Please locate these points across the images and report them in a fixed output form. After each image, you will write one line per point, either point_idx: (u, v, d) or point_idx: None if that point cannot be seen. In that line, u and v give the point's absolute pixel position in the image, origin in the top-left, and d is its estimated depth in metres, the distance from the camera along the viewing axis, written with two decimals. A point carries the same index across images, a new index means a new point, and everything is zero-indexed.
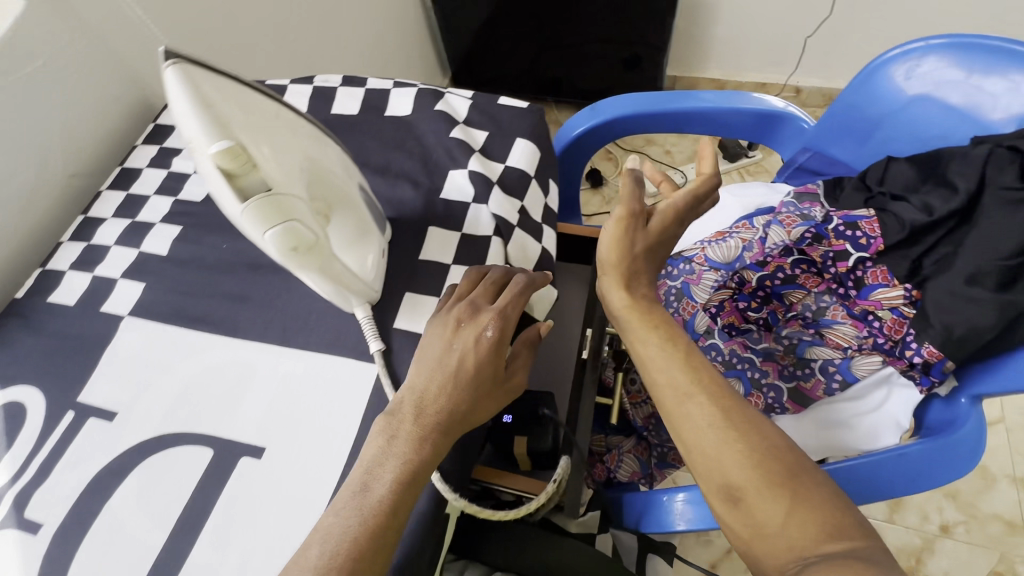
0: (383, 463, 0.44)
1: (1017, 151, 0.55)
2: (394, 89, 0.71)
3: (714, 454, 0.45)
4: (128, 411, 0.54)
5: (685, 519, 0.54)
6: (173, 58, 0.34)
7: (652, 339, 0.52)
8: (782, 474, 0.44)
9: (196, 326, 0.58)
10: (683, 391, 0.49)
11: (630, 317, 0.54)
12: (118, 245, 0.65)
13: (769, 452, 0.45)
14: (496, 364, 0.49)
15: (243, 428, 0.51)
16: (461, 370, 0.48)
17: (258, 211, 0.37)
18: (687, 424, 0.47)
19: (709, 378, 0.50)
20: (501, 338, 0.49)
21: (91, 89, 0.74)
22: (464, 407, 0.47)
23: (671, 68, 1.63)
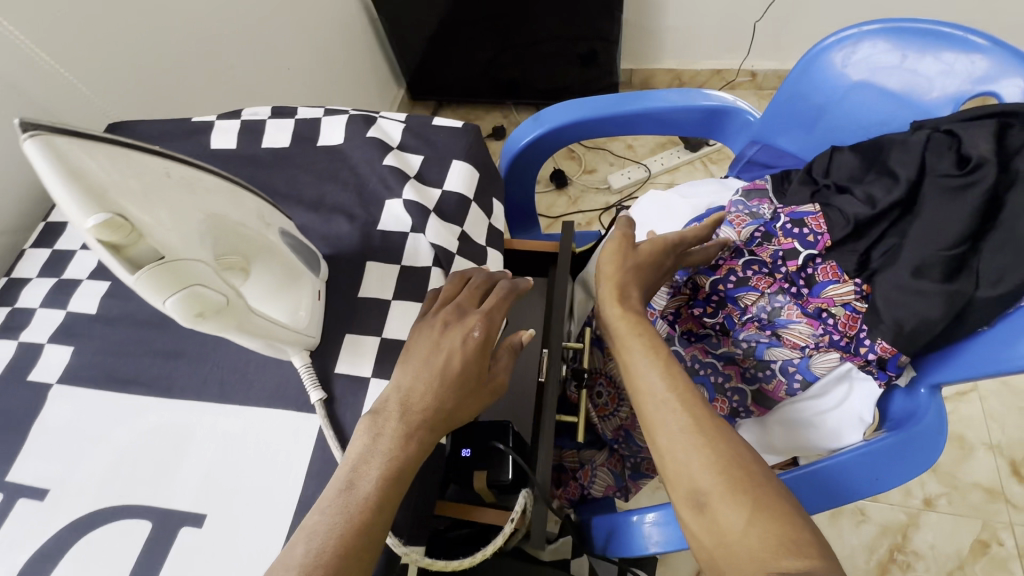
0: (370, 460, 0.43)
1: (954, 137, 0.54)
2: (324, 117, 0.68)
3: (682, 460, 0.42)
4: (60, 487, 0.50)
5: (656, 541, 0.52)
6: (33, 131, 0.32)
7: (637, 345, 0.49)
8: (750, 482, 0.40)
9: (129, 388, 0.55)
10: (659, 396, 0.45)
11: (619, 324, 0.52)
12: (43, 307, 0.62)
13: (737, 458, 0.41)
14: (480, 364, 0.49)
15: (182, 494, 0.49)
16: (447, 371, 0.47)
17: (153, 281, 0.35)
18: (660, 430, 0.44)
19: (685, 383, 0.46)
20: (487, 338, 0.49)
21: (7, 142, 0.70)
22: (450, 406, 0.47)
23: (625, 61, 1.62)
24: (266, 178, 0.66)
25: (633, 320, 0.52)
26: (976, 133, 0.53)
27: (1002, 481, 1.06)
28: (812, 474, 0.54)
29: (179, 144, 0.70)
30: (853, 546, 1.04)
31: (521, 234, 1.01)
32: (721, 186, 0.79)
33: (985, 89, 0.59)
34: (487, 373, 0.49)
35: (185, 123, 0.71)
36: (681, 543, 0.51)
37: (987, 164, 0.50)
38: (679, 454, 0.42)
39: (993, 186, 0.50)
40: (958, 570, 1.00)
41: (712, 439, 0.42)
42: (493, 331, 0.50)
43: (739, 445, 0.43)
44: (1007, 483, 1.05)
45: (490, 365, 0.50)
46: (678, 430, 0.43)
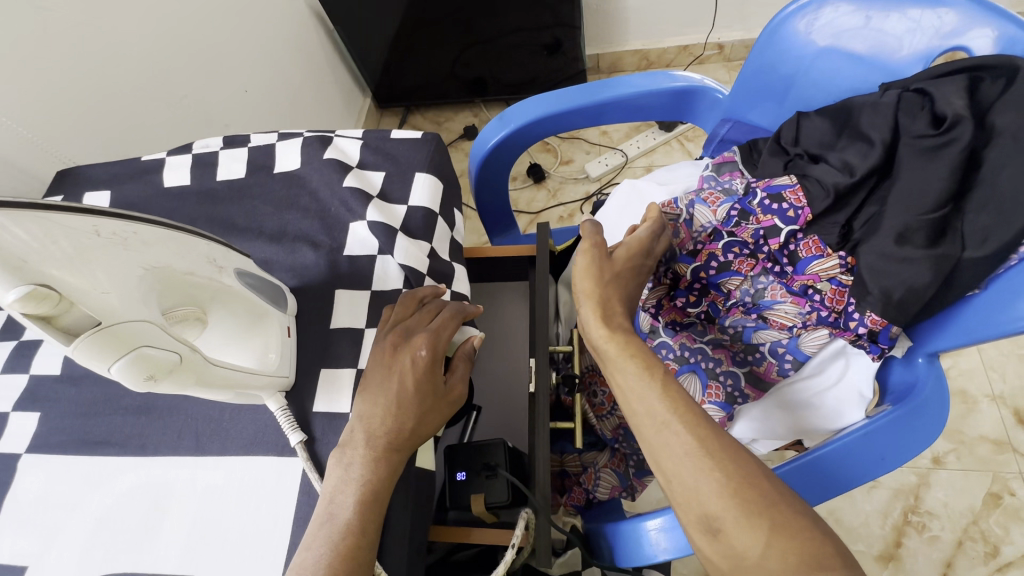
0: (345, 489, 0.42)
1: (926, 95, 0.52)
2: (278, 142, 0.65)
3: (690, 484, 0.40)
4: (38, 563, 0.48)
5: (664, 548, 0.51)
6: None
7: (630, 367, 0.47)
8: (763, 499, 0.39)
9: (102, 451, 0.53)
10: (660, 419, 0.43)
11: (608, 347, 0.50)
12: (5, 373, 0.59)
13: (748, 478, 0.40)
14: (431, 381, 0.48)
15: (166, 557, 0.46)
16: (403, 394, 0.46)
17: (93, 349, 0.33)
18: (664, 455, 0.42)
19: (687, 405, 0.44)
20: (433, 355, 0.48)
21: None
22: (414, 428, 0.46)
23: (591, 47, 1.59)
24: (225, 212, 0.63)
25: (621, 343, 0.49)
26: (949, 89, 0.50)
27: (1008, 431, 1.05)
28: (818, 458, 0.52)
29: (131, 185, 0.67)
30: (866, 512, 1.03)
31: (500, 237, 0.99)
32: (697, 168, 0.78)
33: (955, 43, 0.56)
34: (439, 389, 0.48)
35: (134, 163, 0.68)
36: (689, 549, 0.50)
37: (963, 121, 0.48)
38: (683, 476, 0.41)
39: (970, 145, 0.48)
40: (973, 525, 0.99)
41: (720, 458, 0.40)
42: (441, 346, 0.49)
43: (747, 461, 0.41)
44: (1012, 433, 1.05)
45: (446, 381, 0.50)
46: (685, 455, 0.41)
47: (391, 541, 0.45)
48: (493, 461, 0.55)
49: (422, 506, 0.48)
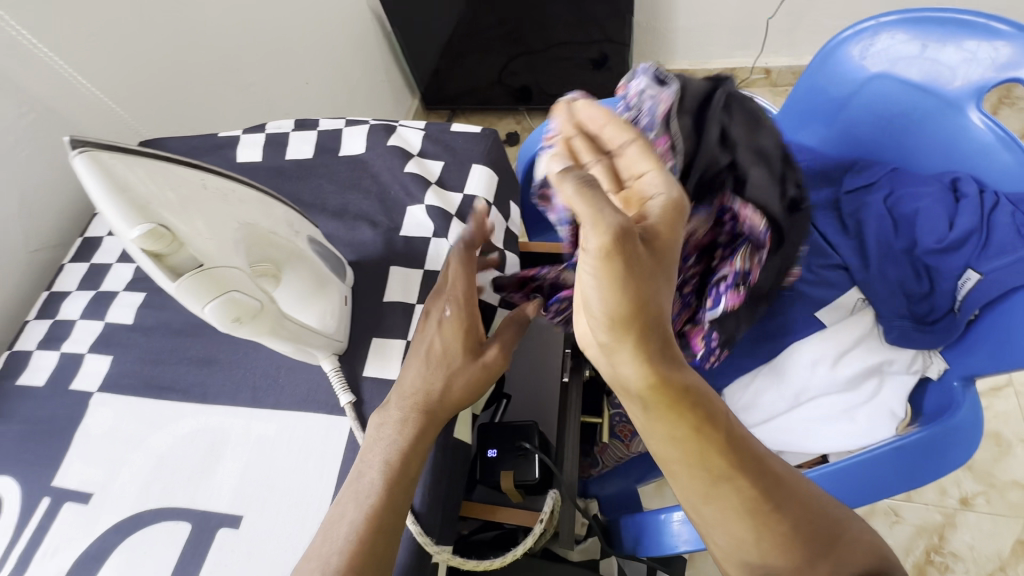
0: (375, 447, 0.45)
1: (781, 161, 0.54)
2: (344, 127, 0.70)
3: (750, 540, 0.39)
4: (103, 491, 0.53)
5: (685, 540, 0.51)
6: (82, 147, 0.34)
7: (684, 424, 0.39)
8: (828, 544, 0.39)
9: (166, 395, 0.57)
10: (720, 477, 0.39)
11: (652, 399, 0.38)
12: (83, 319, 0.64)
13: (813, 524, 0.40)
14: (465, 342, 0.49)
15: (219, 497, 0.50)
16: (431, 354, 0.49)
17: (193, 287, 0.37)
18: (720, 513, 0.40)
19: (747, 455, 0.40)
20: (458, 316, 0.50)
21: (45, 162, 0.73)
22: (451, 384, 0.48)
23: (637, 63, 1.62)
24: (290, 188, 0.68)
25: (672, 391, 0.38)
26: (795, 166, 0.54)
27: None
28: (850, 469, 0.52)
29: (208, 158, 0.72)
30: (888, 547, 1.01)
31: (538, 237, 1.02)
32: None
33: (1011, 75, 0.57)
34: (474, 348, 0.50)
35: (212, 139, 0.73)
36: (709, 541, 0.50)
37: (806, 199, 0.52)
38: (734, 529, 0.40)
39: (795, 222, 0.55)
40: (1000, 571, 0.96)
41: (784, 514, 0.39)
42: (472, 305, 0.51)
43: (811, 505, 0.40)
44: None
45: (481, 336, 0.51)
46: (747, 514, 0.39)
47: (428, 504, 0.47)
48: (526, 441, 0.57)
49: (457, 473, 0.51)
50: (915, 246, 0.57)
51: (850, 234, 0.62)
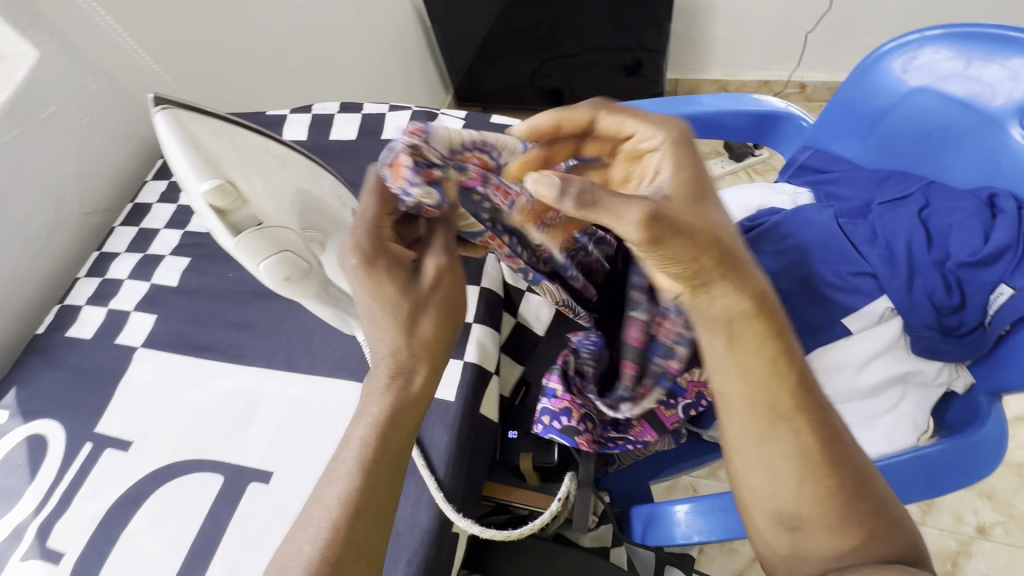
0: (358, 422, 0.42)
1: None
2: (388, 112, 0.72)
3: (790, 488, 0.40)
4: (142, 440, 0.55)
5: (696, 530, 0.52)
6: (162, 104, 0.37)
7: (765, 356, 0.39)
8: (871, 516, 0.39)
9: (205, 354, 0.60)
10: (780, 418, 0.39)
11: (744, 326, 0.39)
12: (130, 278, 0.68)
13: (860, 493, 0.39)
14: (401, 283, 0.42)
15: (250, 453, 0.53)
16: (370, 314, 0.43)
17: (250, 244, 0.39)
18: (772, 455, 0.40)
19: (818, 409, 0.40)
20: (378, 272, 0.41)
21: (104, 130, 0.77)
22: (417, 328, 0.44)
23: (671, 71, 1.63)
24: (333, 167, 0.70)
25: (763, 323, 0.39)
26: None
27: None
28: None
29: None
30: None
31: None
32: (772, 190, 0.76)
33: None
34: (415, 283, 0.43)
35: (261, 117, 0.76)
36: (719, 532, 0.51)
37: None
38: (780, 471, 0.40)
39: None
40: None
41: (836, 474, 0.39)
42: (387, 237, 0.43)
43: (865, 475, 0.40)
44: None
45: (411, 259, 0.44)
46: (799, 461, 0.39)
47: (454, 473, 0.49)
48: None
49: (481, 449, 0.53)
50: (948, 259, 0.57)
51: (880, 243, 0.61)
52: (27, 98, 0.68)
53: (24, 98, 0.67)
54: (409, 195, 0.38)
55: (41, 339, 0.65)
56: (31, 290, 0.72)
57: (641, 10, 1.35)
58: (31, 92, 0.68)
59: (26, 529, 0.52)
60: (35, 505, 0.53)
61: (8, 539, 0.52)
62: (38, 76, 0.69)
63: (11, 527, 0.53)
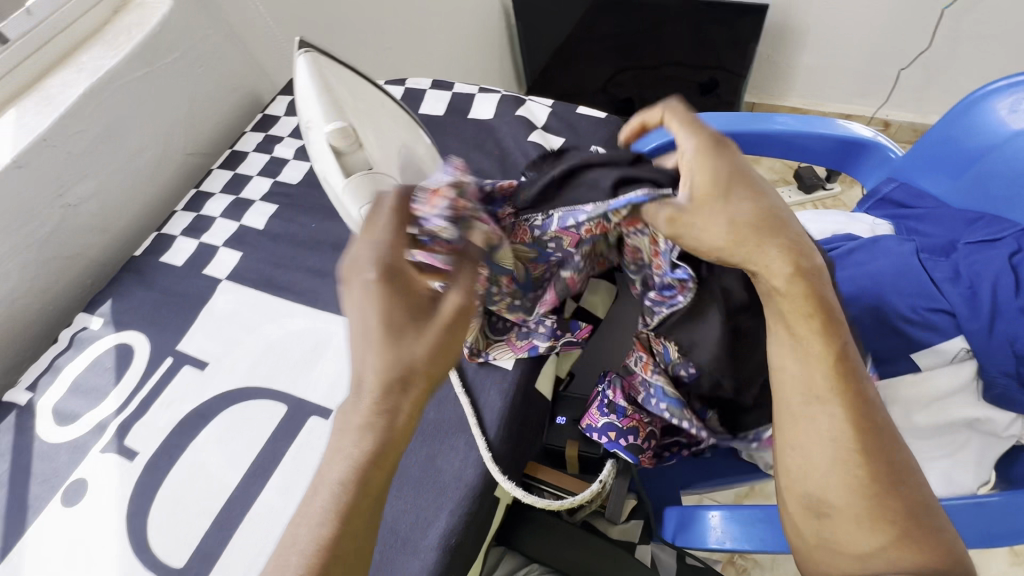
0: (332, 462, 0.37)
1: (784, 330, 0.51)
2: (477, 93, 0.75)
3: (820, 468, 0.40)
4: (218, 362, 0.60)
5: (722, 537, 0.52)
6: (308, 64, 0.44)
7: (806, 328, 0.41)
8: (905, 514, 0.37)
9: (282, 294, 0.64)
10: (814, 393, 0.40)
11: (788, 293, 0.42)
12: (222, 217, 0.73)
13: (897, 488, 0.38)
14: (407, 307, 0.39)
15: (315, 389, 0.56)
16: (369, 334, 0.38)
17: (357, 185, 0.42)
18: (803, 434, 0.41)
19: (858, 392, 0.40)
20: (385, 287, 0.38)
21: (216, 80, 0.84)
22: (413, 361, 0.37)
23: (749, 94, 1.60)
24: None
25: (807, 294, 0.41)
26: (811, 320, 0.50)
27: None
28: None
29: None
30: None
31: None
32: (850, 219, 0.74)
33: None
34: (421, 311, 0.39)
35: None
36: (747, 544, 0.51)
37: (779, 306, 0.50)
38: (815, 450, 0.40)
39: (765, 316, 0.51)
40: None
41: (871, 460, 0.38)
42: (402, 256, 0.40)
43: (904, 472, 0.39)
44: None
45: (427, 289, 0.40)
46: (829, 440, 0.39)
47: (502, 445, 0.50)
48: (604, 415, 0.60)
49: (527, 423, 0.54)
50: None
51: (962, 283, 0.58)
52: (158, 41, 0.74)
53: (155, 40, 0.74)
54: (431, 221, 0.40)
55: (137, 261, 0.71)
56: (132, 217, 0.78)
57: (728, 30, 1.35)
58: (162, 36, 0.75)
59: (108, 426, 0.57)
60: (118, 405, 0.59)
61: (90, 432, 0.57)
62: (170, 22, 0.75)
63: (93, 423, 0.58)
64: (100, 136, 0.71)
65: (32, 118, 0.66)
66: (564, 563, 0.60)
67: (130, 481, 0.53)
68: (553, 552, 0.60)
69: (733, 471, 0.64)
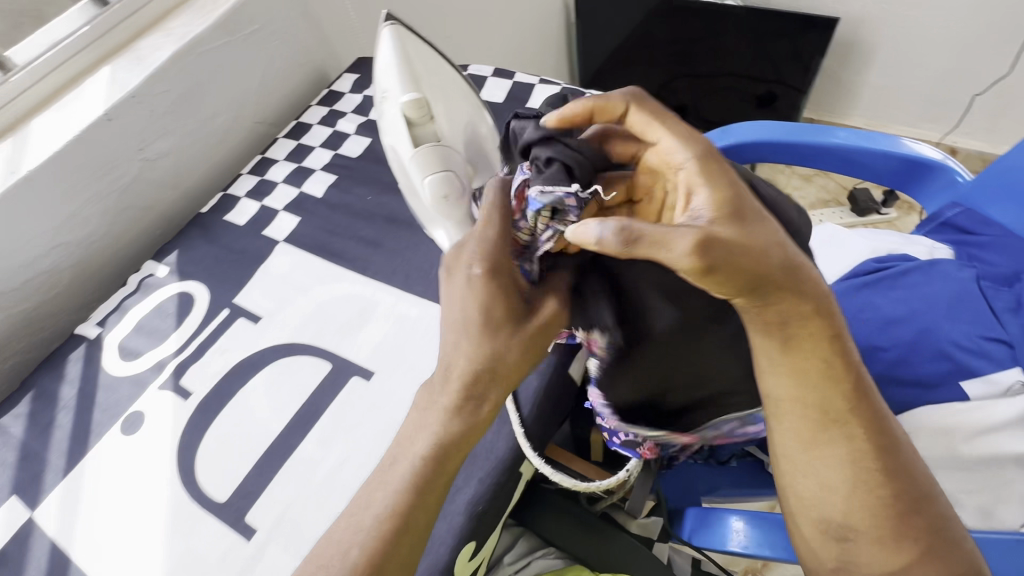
0: (413, 440, 0.41)
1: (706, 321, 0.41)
2: (537, 84, 0.77)
3: (840, 494, 0.38)
4: (270, 317, 0.63)
5: (741, 540, 0.52)
6: (391, 35, 0.47)
7: (822, 350, 0.38)
8: (927, 532, 0.37)
9: (335, 260, 0.67)
10: (829, 415, 0.39)
11: (810, 325, 0.38)
12: (284, 183, 0.76)
13: (921, 507, 0.38)
14: (506, 305, 0.40)
15: (359, 352, 0.59)
16: (470, 324, 0.40)
17: (424, 157, 0.44)
18: (818, 461, 0.39)
19: (871, 409, 0.39)
20: (490, 284, 0.40)
21: (288, 54, 0.88)
22: (504, 353, 0.39)
23: (808, 110, 1.56)
24: None
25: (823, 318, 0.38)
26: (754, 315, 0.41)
27: None
28: None
29: None
30: None
31: None
32: (905, 240, 0.71)
33: None
34: (520, 305, 0.40)
35: None
36: (769, 551, 0.50)
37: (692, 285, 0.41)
38: (832, 475, 0.39)
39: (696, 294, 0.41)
40: None
41: (893, 477, 0.38)
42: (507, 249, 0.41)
43: (924, 490, 0.38)
44: None
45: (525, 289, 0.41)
46: (848, 464, 0.38)
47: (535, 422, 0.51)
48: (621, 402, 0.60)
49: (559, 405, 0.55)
50: None
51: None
52: (241, 12, 0.78)
53: (238, 12, 0.78)
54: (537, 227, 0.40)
55: (203, 217, 0.75)
56: (201, 176, 0.83)
57: (792, 43, 1.31)
58: (245, 9, 0.79)
59: (167, 365, 0.61)
60: (178, 347, 0.63)
61: (150, 370, 0.62)
62: None
63: (153, 361, 0.62)
64: (180, 98, 0.76)
65: (124, 77, 0.71)
66: (579, 547, 0.61)
67: (183, 418, 0.57)
68: (567, 535, 0.61)
69: (753, 483, 0.63)
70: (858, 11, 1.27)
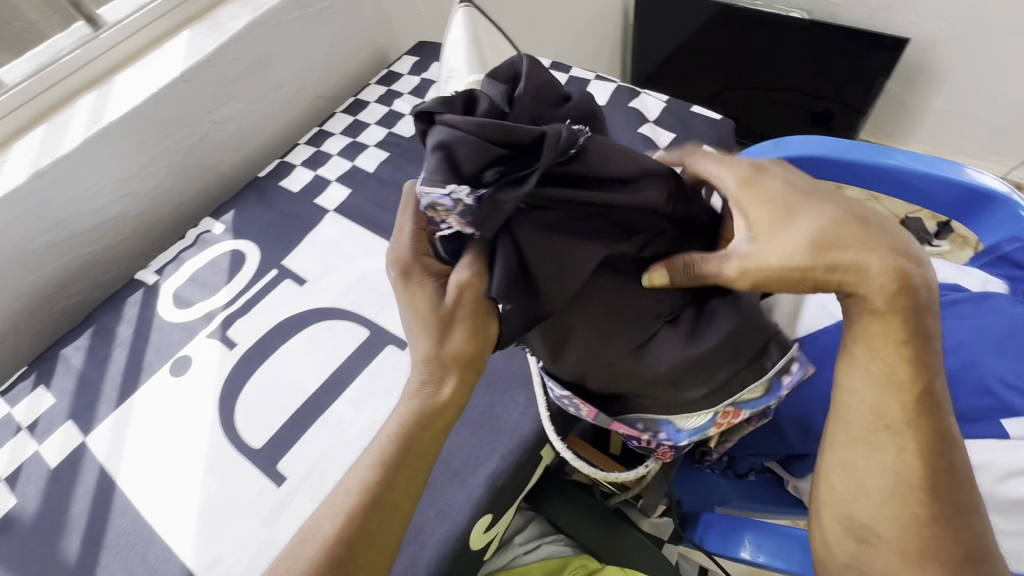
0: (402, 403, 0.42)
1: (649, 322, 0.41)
2: (594, 80, 0.77)
3: (873, 498, 0.38)
4: (315, 282, 0.66)
5: (753, 548, 0.51)
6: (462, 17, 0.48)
7: (890, 352, 0.38)
8: (959, 560, 0.36)
9: (380, 232, 0.69)
10: (884, 421, 0.38)
11: (884, 320, 0.38)
12: (338, 155, 0.79)
13: (959, 535, 0.36)
14: (428, 297, 0.41)
15: (396, 322, 0.61)
16: (409, 325, 0.43)
17: None
18: (860, 462, 0.39)
19: (931, 426, 0.38)
20: (415, 285, 0.42)
21: (353, 33, 0.91)
22: (447, 339, 0.41)
23: (866, 132, 1.51)
24: None
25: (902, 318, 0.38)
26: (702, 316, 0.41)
27: None
28: None
29: None
30: None
31: None
32: (957, 270, 0.69)
33: None
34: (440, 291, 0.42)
35: None
36: (782, 561, 0.50)
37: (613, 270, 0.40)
38: (869, 479, 0.38)
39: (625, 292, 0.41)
40: None
41: (935, 498, 0.37)
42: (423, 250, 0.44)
43: (968, 519, 0.37)
44: None
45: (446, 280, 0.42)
46: (890, 473, 0.38)
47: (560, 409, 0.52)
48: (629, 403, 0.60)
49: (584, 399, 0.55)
50: None
51: None
52: None
53: None
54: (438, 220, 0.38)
55: (260, 181, 0.79)
56: (260, 143, 0.86)
57: (856, 62, 1.28)
58: None
59: (216, 316, 0.65)
60: (227, 300, 0.66)
61: (200, 319, 0.65)
62: None
63: (204, 312, 0.66)
64: (249, 66, 0.79)
65: (201, 42, 0.75)
66: (589, 539, 0.61)
67: (226, 367, 0.60)
68: (577, 525, 0.62)
69: (770, 499, 0.61)
70: (930, 34, 1.23)
